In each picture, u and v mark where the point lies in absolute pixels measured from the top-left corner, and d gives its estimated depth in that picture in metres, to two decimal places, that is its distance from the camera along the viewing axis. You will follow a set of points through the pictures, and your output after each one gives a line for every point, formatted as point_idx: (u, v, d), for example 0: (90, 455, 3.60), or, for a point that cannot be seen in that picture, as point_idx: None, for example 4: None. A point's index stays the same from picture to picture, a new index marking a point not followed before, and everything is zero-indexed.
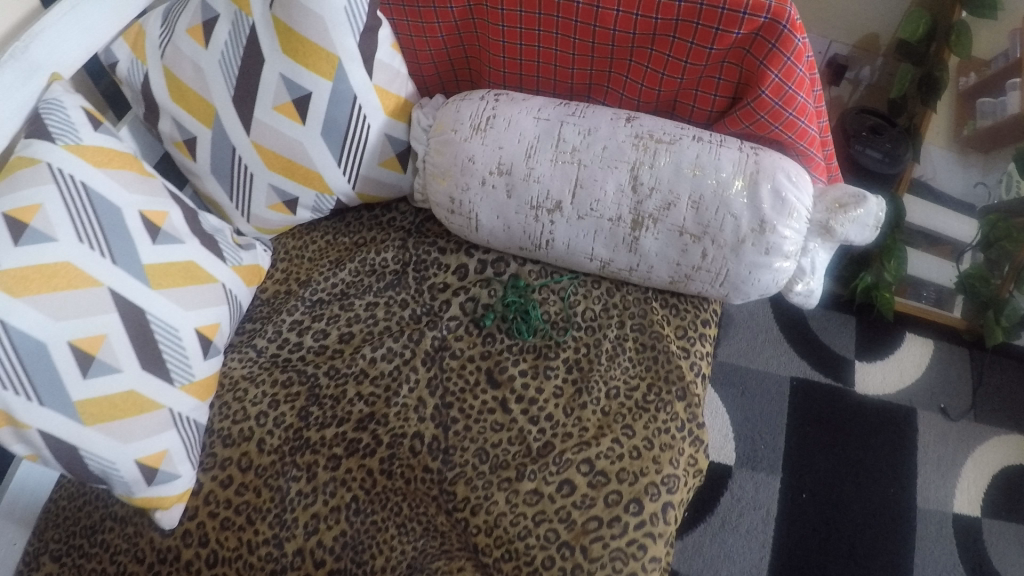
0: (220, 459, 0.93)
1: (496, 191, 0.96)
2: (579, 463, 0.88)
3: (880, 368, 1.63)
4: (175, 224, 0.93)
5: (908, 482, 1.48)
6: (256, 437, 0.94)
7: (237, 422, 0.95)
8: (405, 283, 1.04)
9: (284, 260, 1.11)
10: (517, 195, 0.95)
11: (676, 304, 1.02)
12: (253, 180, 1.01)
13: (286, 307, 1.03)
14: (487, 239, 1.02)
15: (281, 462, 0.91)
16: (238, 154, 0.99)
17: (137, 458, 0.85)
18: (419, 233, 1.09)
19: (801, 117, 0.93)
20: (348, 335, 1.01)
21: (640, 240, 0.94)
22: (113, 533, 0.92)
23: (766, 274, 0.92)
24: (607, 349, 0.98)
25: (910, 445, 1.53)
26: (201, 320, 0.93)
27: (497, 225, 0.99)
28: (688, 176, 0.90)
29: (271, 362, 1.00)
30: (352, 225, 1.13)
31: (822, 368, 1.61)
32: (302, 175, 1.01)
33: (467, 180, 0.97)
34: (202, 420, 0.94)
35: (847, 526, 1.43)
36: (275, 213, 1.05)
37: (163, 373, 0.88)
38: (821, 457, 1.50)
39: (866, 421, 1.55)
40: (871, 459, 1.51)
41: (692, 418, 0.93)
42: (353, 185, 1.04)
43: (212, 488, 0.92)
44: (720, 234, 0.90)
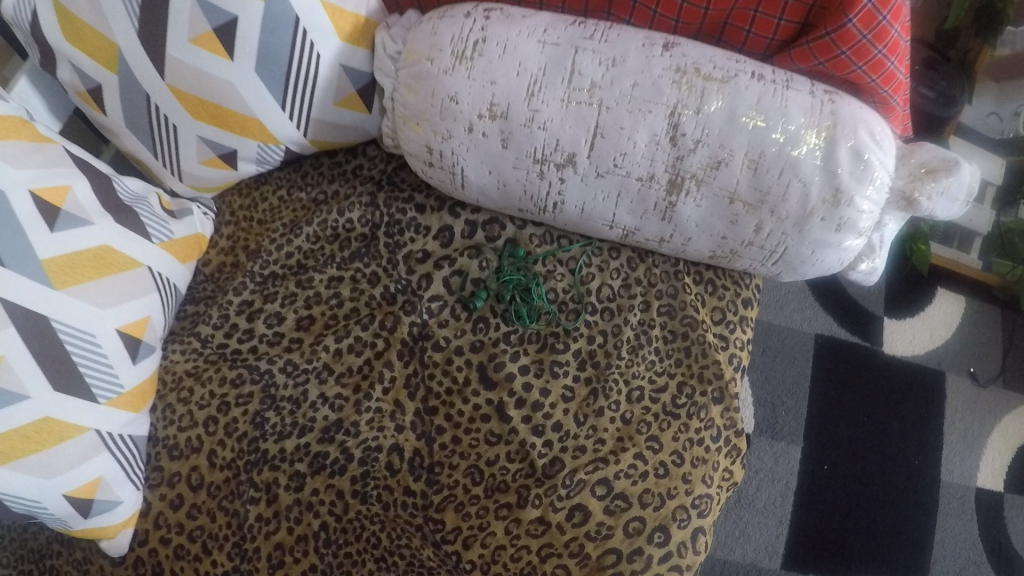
0: (168, 475, 0.78)
1: (489, 140, 0.74)
2: (593, 484, 0.73)
3: (910, 324, 1.47)
4: (80, 199, 0.75)
5: (933, 454, 1.37)
6: (206, 448, 0.78)
7: (184, 430, 0.79)
8: (375, 252, 0.85)
9: (229, 223, 0.92)
10: (514, 146, 0.74)
11: (710, 279, 0.84)
12: (178, 134, 0.82)
13: (232, 285, 0.85)
14: (477, 198, 0.82)
15: (237, 479, 0.76)
16: (154, 102, 0.79)
17: (66, 492, 0.71)
18: (391, 185, 0.87)
19: (892, 57, 0.73)
20: (307, 321, 0.82)
21: (676, 208, 0.75)
22: (61, 559, 0.79)
23: (830, 253, 0.75)
24: (628, 339, 0.81)
25: (938, 412, 1.41)
26: (123, 319, 0.76)
27: (490, 183, 0.79)
28: (743, 128, 0.70)
29: (218, 355, 0.82)
30: (311, 176, 0.90)
31: (848, 325, 1.46)
32: (238, 123, 0.80)
33: (449, 126, 0.75)
34: (141, 433, 0.78)
35: (868, 501, 1.32)
36: (209, 169, 0.86)
37: (81, 390, 0.72)
38: (846, 425, 1.38)
39: (893, 384, 1.42)
40: (898, 427, 1.39)
41: (730, 425, 0.78)
42: (304, 133, 0.83)
43: (162, 509, 0.77)
44: (779, 206, 0.71)
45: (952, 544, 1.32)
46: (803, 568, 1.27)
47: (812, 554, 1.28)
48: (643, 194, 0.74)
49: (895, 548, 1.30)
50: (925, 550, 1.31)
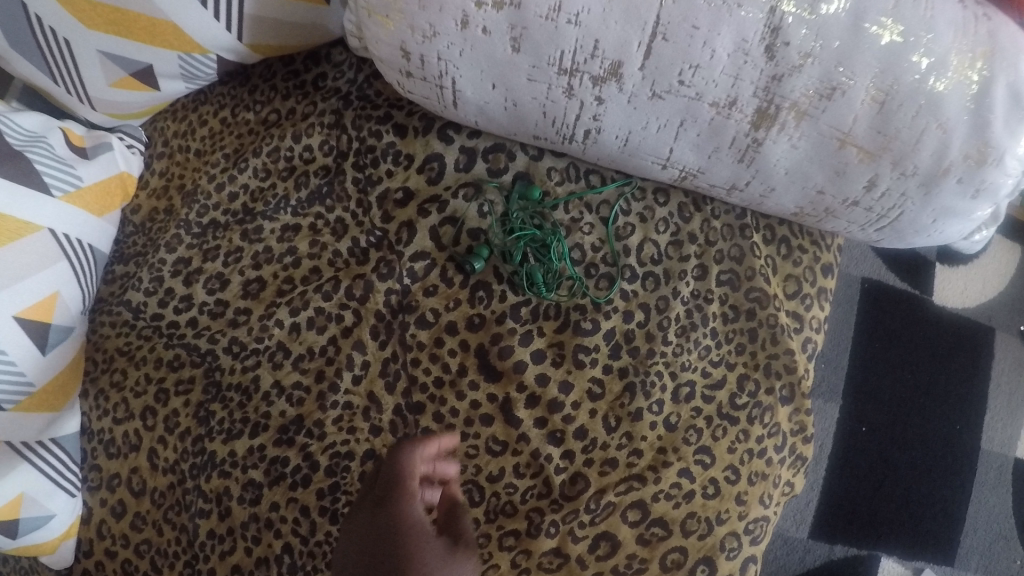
0: (107, 477, 0.64)
1: (493, 40, 0.51)
2: (626, 508, 0.57)
3: (963, 274, 1.17)
4: None
5: (976, 419, 1.12)
6: (146, 446, 0.63)
7: (120, 423, 0.63)
8: (342, 192, 0.63)
9: (163, 156, 0.70)
10: (528, 49, 0.51)
11: (784, 237, 0.64)
12: (74, 51, 0.61)
13: (164, 238, 0.65)
14: (474, 119, 0.60)
15: (184, 487, 0.61)
16: (33, 11, 0.59)
17: None
18: (362, 98, 0.64)
19: None
20: (256, 287, 0.62)
21: (761, 148, 0.54)
22: (6, 567, 0.68)
23: (954, 223, 0.56)
24: (678, 317, 0.61)
25: (986, 371, 1.13)
26: (20, 304, 0.57)
27: (493, 101, 0.56)
28: (872, 40, 0.47)
29: (152, 329, 0.64)
30: (260, 91, 0.68)
31: (896, 267, 1.17)
32: (144, 30, 0.59)
33: (433, 18, 0.50)
34: (64, 431, 0.63)
35: (903, 470, 1.09)
36: (126, 93, 0.65)
37: None
38: (888, 382, 1.11)
39: (941, 336, 1.14)
40: (943, 386, 1.12)
41: (798, 430, 0.62)
42: (238, 37, 0.60)
43: (104, 517, 0.64)
44: (905, 158, 0.51)
45: (986, 519, 1.10)
46: (832, 538, 1.07)
47: (844, 524, 1.07)
48: (717, 126, 0.53)
49: (928, 521, 1.09)
50: (959, 523, 1.10)
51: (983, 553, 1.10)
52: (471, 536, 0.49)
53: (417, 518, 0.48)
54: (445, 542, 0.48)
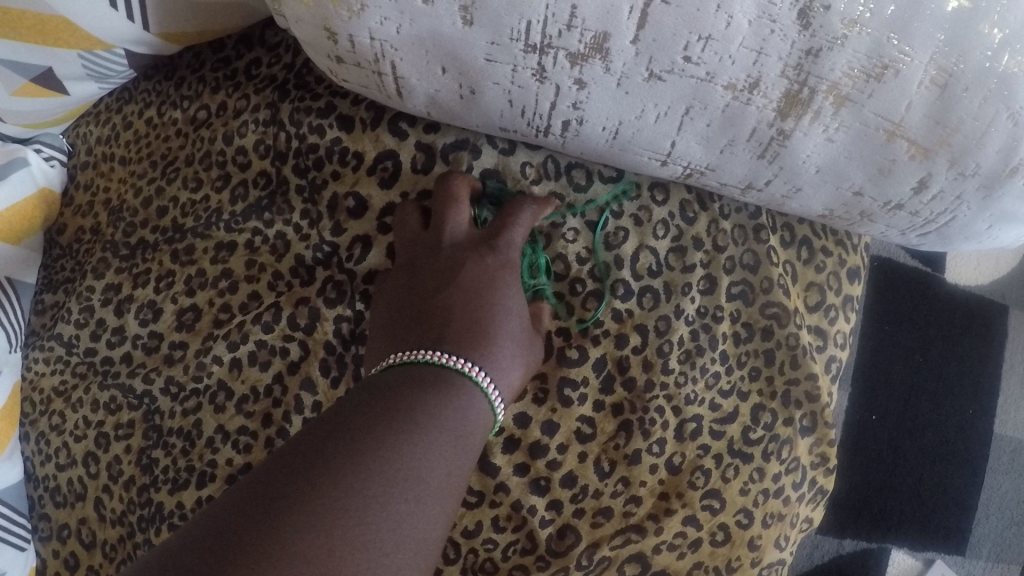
0: (57, 527, 0.58)
1: (439, 10, 0.40)
2: (623, 563, 0.50)
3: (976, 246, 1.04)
4: None
5: (991, 401, 1.00)
6: (92, 495, 0.56)
7: (63, 470, 0.57)
8: (285, 203, 0.53)
9: (89, 166, 0.61)
10: (485, 23, 0.41)
11: (805, 238, 0.55)
12: None
13: (91, 263, 0.57)
14: (427, 110, 0.49)
15: (134, 541, 0.54)
16: None
17: None
18: (301, 83, 0.53)
19: None
20: (191, 316, 0.53)
21: (788, 141, 0.44)
22: None
23: (1011, 229, 0.47)
24: (682, 340, 0.53)
25: (997, 351, 1.01)
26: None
27: (446, 87, 0.46)
28: (935, 5, 0.36)
29: (87, 366, 0.56)
30: (188, 85, 0.57)
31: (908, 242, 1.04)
32: (32, 29, 0.48)
33: None
34: (9, 483, 0.57)
35: (912, 460, 1.00)
36: (33, 102, 0.54)
37: None
38: (900, 369, 0.99)
39: (953, 314, 1.01)
40: (954, 367, 1.00)
41: (819, 463, 0.54)
42: (144, 26, 0.50)
43: (58, 569, 0.58)
44: (965, 155, 0.41)
45: (998, 506, 1.01)
46: (842, 533, 1.00)
47: (853, 519, 1.00)
48: (732, 114, 0.44)
49: (939, 510, 1.00)
50: (971, 512, 1.01)
51: (997, 539, 1.01)
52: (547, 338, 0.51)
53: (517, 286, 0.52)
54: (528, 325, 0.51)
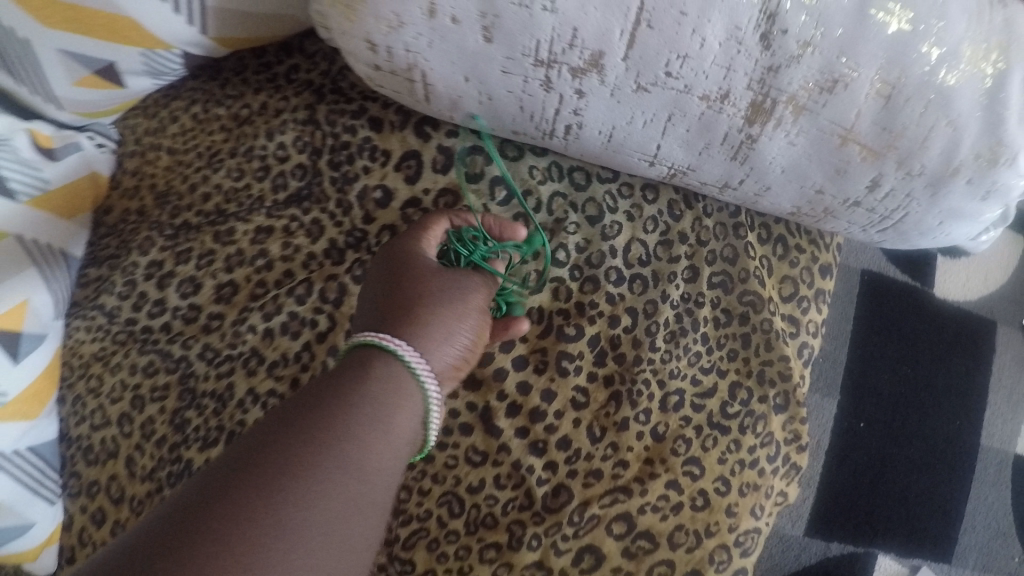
0: (86, 483, 0.61)
1: (463, 28, 0.47)
2: (611, 521, 0.55)
3: (965, 266, 1.14)
4: None
5: (976, 414, 1.08)
6: (124, 453, 0.60)
7: (97, 430, 0.61)
8: (321, 193, 0.60)
9: (136, 156, 0.66)
10: (501, 40, 0.48)
11: (780, 237, 0.62)
12: (32, 53, 0.56)
13: (136, 240, 0.62)
14: (450, 114, 0.56)
15: (163, 494, 0.57)
16: None
17: None
18: (338, 91, 0.62)
19: None
20: (229, 290, 0.60)
21: (756, 145, 0.51)
22: None
23: (960, 226, 0.53)
24: (667, 321, 0.59)
25: (984, 366, 1.10)
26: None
27: (467, 95, 0.53)
28: (877, 29, 0.44)
29: (127, 334, 0.61)
30: (231, 86, 0.64)
31: (899, 263, 1.14)
32: (103, 26, 0.55)
33: (397, 8, 0.47)
34: (46, 439, 0.62)
35: (902, 466, 1.04)
36: (94, 93, 0.60)
37: None
38: (888, 377, 1.07)
39: (940, 331, 1.10)
40: (941, 380, 1.08)
41: (792, 440, 0.59)
42: (202, 30, 0.58)
43: (85, 524, 0.61)
44: (911, 156, 0.48)
45: (983, 516, 1.05)
46: (829, 534, 1.02)
47: (843, 524, 1.02)
48: (707, 121, 0.50)
49: (927, 519, 1.04)
50: (957, 522, 1.05)
51: (982, 551, 1.04)
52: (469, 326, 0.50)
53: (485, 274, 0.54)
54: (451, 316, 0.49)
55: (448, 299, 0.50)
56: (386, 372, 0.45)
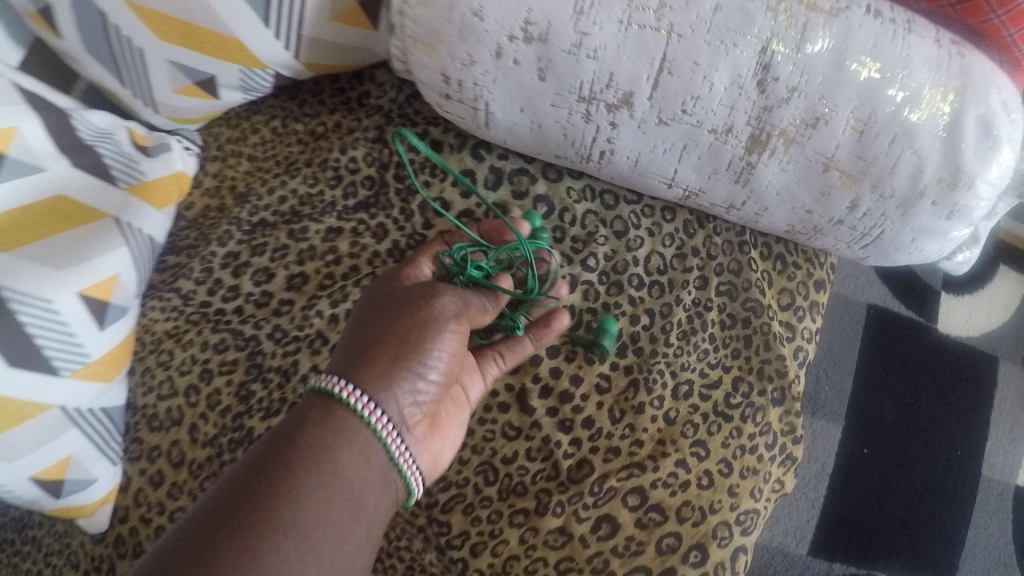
0: (147, 449, 0.68)
1: (523, 69, 0.58)
2: (626, 493, 0.62)
3: (967, 304, 1.25)
4: (30, 142, 0.59)
5: (977, 445, 1.17)
6: (188, 421, 0.67)
7: (164, 399, 0.68)
8: (386, 202, 0.71)
9: (217, 159, 0.73)
10: (553, 79, 0.59)
11: (779, 254, 0.71)
12: (145, 60, 0.61)
13: (216, 233, 0.70)
14: (505, 139, 0.67)
15: (220, 459, 0.66)
16: (112, 21, 0.58)
17: (31, 474, 0.60)
18: (404, 117, 0.73)
19: None
20: (300, 281, 0.69)
21: (754, 170, 0.61)
22: (43, 529, 0.72)
23: (932, 242, 0.61)
24: (679, 321, 0.68)
25: (986, 400, 1.19)
26: (85, 281, 0.61)
27: (521, 123, 0.64)
28: (853, 76, 0.54)
29: (200, 315, 0.69)
30: (309, 106, 0.75)
31: (906, 298, 1.24)
32: (211, 44, 0.59)
33: (471, 49, 0.58)
34: (116, 403, 0.67)
35: (904, 492, 1.12)
36: (189, 101, 0.65)
37: (41, 363, 0.59)
38: (891, 406, 1.16)
39: (944, 366, 1.20)
40: (943, 412, 1.17)
41: (788, 431, 0.67)
42: (295, 55, 0.62)
43: (142, 486, 0.67)
44: (882, 181, 0.57)
45: (984, 545, 1.12)
46: (833, 555, 1.08)
47: (847, 544, 1.09)
48: (715, 150, 0.60)
49: (929, 545, 1.10)
50: (958, 549, 1.11)
51: None
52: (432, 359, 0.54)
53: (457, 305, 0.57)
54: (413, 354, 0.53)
55: (405, 335, 0.53)
56: (330, 408, 0.50)
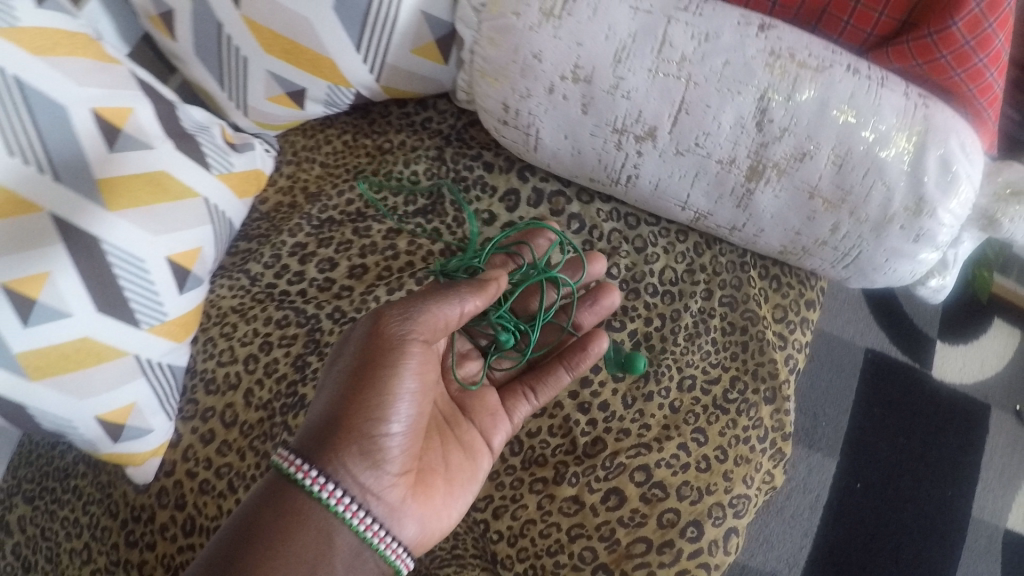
0: (202, 409, 0.77)
1: (570, 104, 0.71)
2: (634, 470, 0.70)
3: (961, 352, 1.34)
4: (143, 122, 0.68)
5: (966, 487, 1.26)
6: (244, 386, 0.76)
7: (222, 365, 0.77)
8: (441, 209, 0.83)
9: (291, 162, 0.85)
10: (594, 113, 0.71)
11: (775, 276, 0.81)
12: (248, 68, 0.73)
13: (288, 225, 0.81)
14: (548, 162, 0.79)
15: (271, 421, 0.74)
16: (226, 32, 0.70)
17: (98, 415, 0.67)
18: (461, 141, 0.85)
19: (992, 68, 0.65)
20: (360, 270, 0.80)
21: (753, 196, 0.71)
22: (84, 481, 0.81)
23: (904, 263, 0.71)
24: (686, 325, 0.77)
25: (977, 446, 1.28)
26: (173, 248, 0.70)
27: (564, 148, 0.76)
28: (835, 120, 0.65)
29: (265, 294, 0.79)
30: (378, 125, 0.87)
31: (901, 343, 1.33)
32: (309, 62, 0.72)
33: (529, 85, 0.71)
34: (180, 363, 0.75)
35: (896, 527, 1.21)
36: (277, 107, 0.77)
37: (125, 314, 0.67)
38: (885, 446, 1.26)
39: (937, 411, 1.29)
40: (936, 453, 1.27)
41: (778, 427, 0.75)
42: (377, 78, 0.76)
43: (192, 443, 0.76)
44: (859, 207, 0.67)
45: None
46: None
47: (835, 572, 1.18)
48: (721, 177, 0.71)
49: None
50: None
51: None
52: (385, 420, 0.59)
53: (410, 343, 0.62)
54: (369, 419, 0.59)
55: (354, 404, 0.59)
56: (286, 489, 0.57)
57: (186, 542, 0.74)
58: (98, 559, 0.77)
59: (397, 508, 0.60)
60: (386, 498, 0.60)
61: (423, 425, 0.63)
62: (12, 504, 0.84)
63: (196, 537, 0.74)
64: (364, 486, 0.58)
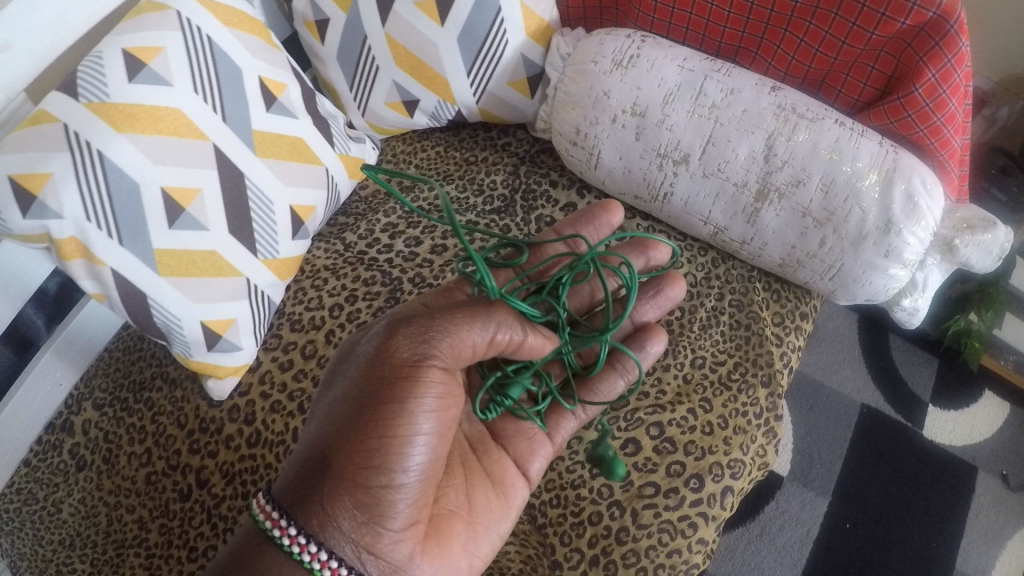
0: (285, 342, 0.91)
1: (626, 131, 0.91)
2: (649, 425, 0.85)
3: (952, 417, 1.45)
4: (292, 98, 0.90)
5: (951, 539, 1.33)
6: (326, 327, 0.91)
7: (310, 310, 0.93)
8: (512, 211, 1.01)
9: (390, 162, 1.08)
10: (643, 140, 0.91)
11: (777, 289, 0.97)
12: (378, 75, 0.96)
13: (384, 208, 1.02)
14: (603, 180, 0.98)
15: None
16: (368, 44, 0.94)
17: (204, 319, 0.82)
18: (532, 162, 1.05)
19: (948, 126, 0.84)
20: (440, 248, 0.97)
21: (759, 214, 0.89)
22: (159, 394, 0.93)
23: (879, 278, 0.86)
24: (700, 317, 0.94)
25: (963, 502, 1.37)
26: (297, 200, 0.89)
27: (616, 167, 0.95)
28: (822, 159, 0.84)
29: (356, 259, 0.97)
30: (465, 142, 1.08)
31: (893, 401, 1.45)
32: (427, 77, 0.95)
33: (597, 114, 0.92)
34: (276, 299, 0.91)
35: (883, 569, 1.30)
36: (391, 112, 1.01)
37: (249, 241, 0.84)
38: (874, 492, 1.36)
39: (926, 466, 1.40)
40: (923, 505, 1.36)
41: (772, 408, 0.88)
42: (477, 100, 0.98)
43: (270, 369, 0.90)
44: (840, 227, 0.85)
45: None
46: None
47: None
48: (735, 197, 0.89)
49: None
50: None
51: None
52: (384, 472, 0.63)
53: (404, 395, 0.63)
54: (367, 472, 0.63)
55: (353, 460, 0.63)
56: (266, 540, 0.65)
57: (249, 451, 0.86)
58: (157, 463, 0.90)
59: (398, 562, 0.65)
60: (386, 552, 0.64)
61: (430, 473, 0.66)
62: (81, 407, 0.96)
63: (259, 448, 0.86)
64: (358, 545, 0.64)
